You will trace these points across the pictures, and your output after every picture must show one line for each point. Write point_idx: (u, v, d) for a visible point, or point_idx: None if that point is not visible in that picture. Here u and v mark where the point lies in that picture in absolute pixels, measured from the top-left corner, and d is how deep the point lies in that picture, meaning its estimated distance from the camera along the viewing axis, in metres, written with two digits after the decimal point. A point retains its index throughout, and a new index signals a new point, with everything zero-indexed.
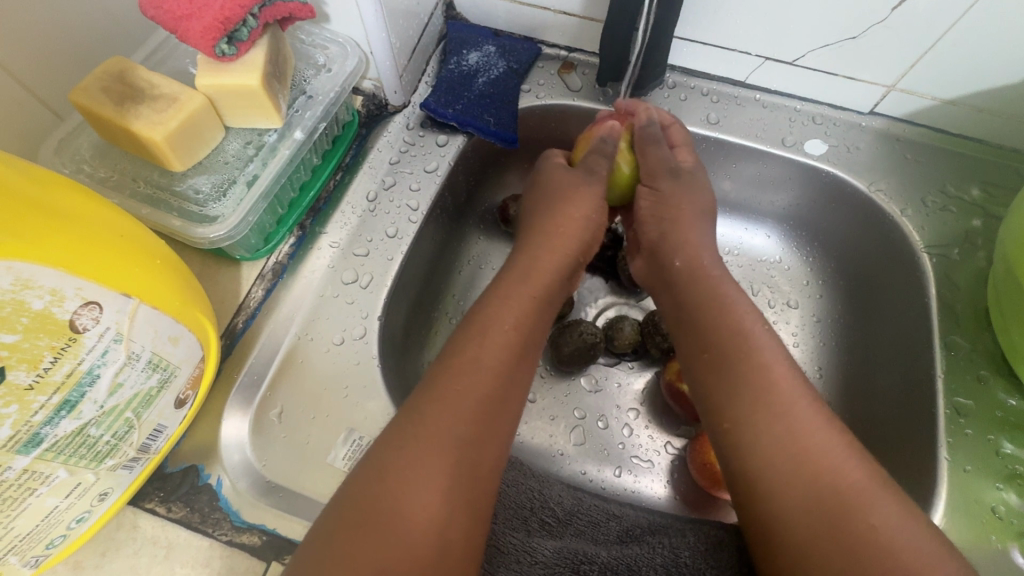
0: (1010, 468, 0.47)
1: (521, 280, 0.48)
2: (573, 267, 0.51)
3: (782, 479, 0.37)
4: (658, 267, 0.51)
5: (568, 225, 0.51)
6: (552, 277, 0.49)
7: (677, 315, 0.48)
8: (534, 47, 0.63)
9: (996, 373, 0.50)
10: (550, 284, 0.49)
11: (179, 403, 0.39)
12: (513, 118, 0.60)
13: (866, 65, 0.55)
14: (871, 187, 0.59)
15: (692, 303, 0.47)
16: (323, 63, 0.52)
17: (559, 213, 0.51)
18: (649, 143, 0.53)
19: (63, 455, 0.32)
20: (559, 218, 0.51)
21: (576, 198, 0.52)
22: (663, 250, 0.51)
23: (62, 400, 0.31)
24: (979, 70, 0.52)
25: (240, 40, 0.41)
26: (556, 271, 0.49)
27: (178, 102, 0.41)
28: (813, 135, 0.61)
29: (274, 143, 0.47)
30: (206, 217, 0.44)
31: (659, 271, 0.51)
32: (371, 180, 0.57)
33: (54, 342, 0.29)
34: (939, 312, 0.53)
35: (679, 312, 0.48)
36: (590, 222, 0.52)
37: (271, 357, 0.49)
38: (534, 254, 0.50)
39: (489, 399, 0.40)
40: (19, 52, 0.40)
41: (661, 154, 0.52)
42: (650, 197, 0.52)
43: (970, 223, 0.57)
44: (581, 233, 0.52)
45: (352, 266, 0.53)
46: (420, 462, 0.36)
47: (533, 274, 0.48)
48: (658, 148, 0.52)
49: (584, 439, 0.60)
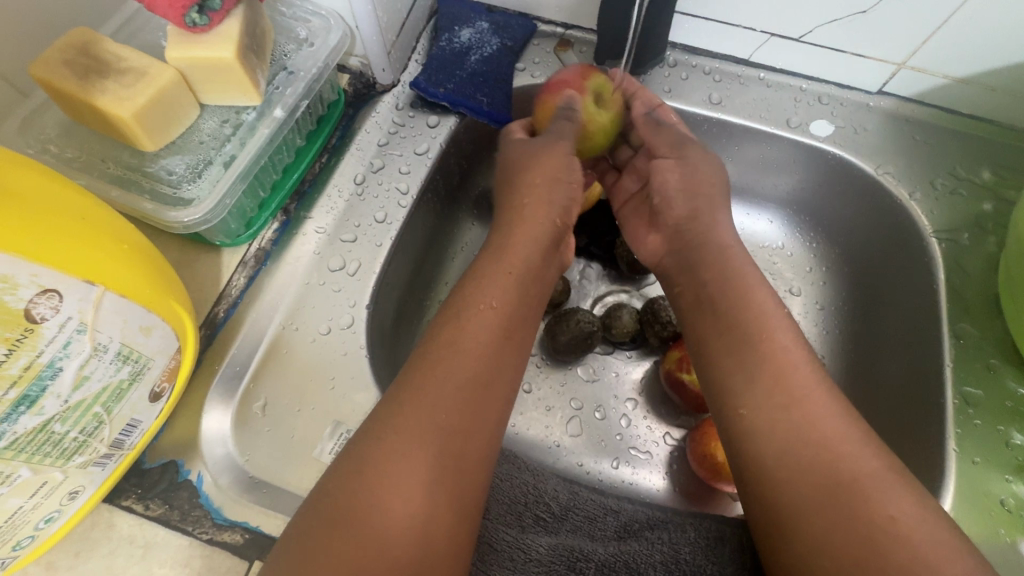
0: (1019, 460, 0.45)
1: (496, 257, 0.46)
2: (556, 241, 0.49)
3: (789, 471, 0.36)
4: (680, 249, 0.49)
5: (535, 193, 0.49)
6: (531, 250, 0.47)
7: (695, 298, 0.46)
8: (530, 24, 0.60)
9: (1007, 362, 0.49)
10: (529, 258, 0.46)
11: (155, 397, 0.37)
12: (508, 97, 0.57)
13: (876, 41, 0.52)
14: (878, 170, 0.57)
15: (717, 286, 0.44)
16: (306, 37, 0.49)
17: (524, 182, 0.50)
18: (654, 127, 0.52)
19: (25, 453, 0.30)
20: (526, 186, 0.49)
21: (551, 162, 0.49)
22: (691, 229, 0.49)
23: (21, 394, 0.29)
24: (995, 46, 0.49)
25: (213, 9, 0.39)
26: (531, 245, 0.47)
27: (147, 77, 0.39)
28: (820, 115, 0.58)
29: (253, 121, 0.44)
30: (180, 199, 0.41)
31: (679, 249, 0.49)
32: (359, 162, 0.54)
33: (8, 334, 0.27)
34: (947, 299, 0.52)
35: (698, 297, 0.45)
36: (562, 183, 0.50)
37: (253, 348, 0.47)
38: (508, 228, 0.48)
39: (475, 387, 0.38)
40: None
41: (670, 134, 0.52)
42: (676, 172, 0.51)
43: (981, 207, 0.55)
44: (555, 199, 0.50)
45: (339, 252, 0.51)
46: (406, 457, 0.34)
47: (507, 249, 0.47)
48: (665, 129, 0.52)
49: (580, 430, 0.58)
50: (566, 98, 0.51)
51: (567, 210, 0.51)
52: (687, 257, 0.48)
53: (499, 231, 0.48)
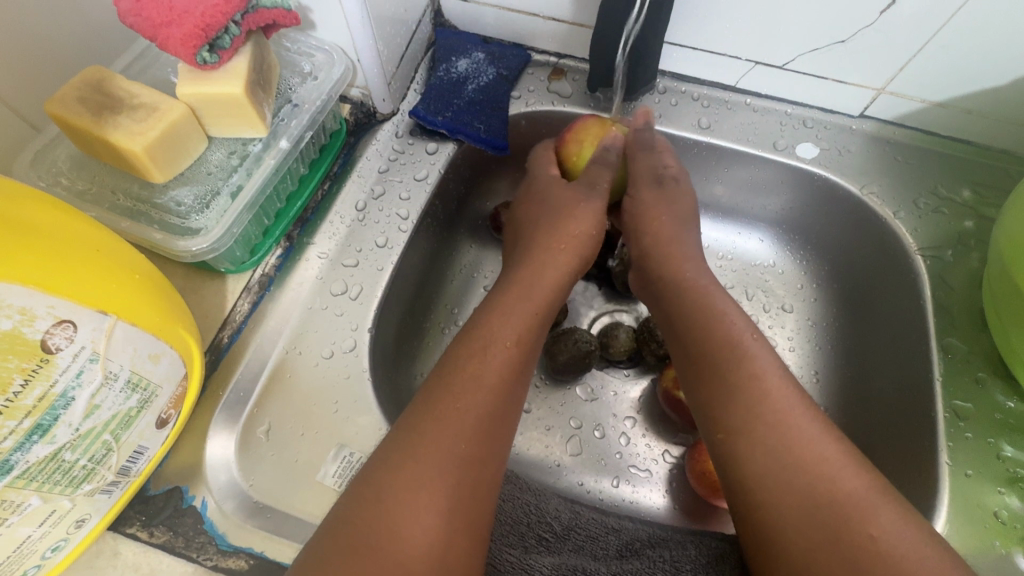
0: (1011, 472, 0.46)
1: (523, 296, 0.47)
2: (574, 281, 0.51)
3: (780, 487, 0.37)
4: (653, 275, 0.51)
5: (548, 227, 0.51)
6: (554, 295, 0.48)
7: (669, 329, 0.48)
8: (524, 54, 0.62)
9: (994, 375, 0.50)
10: (553, 300, 0.48)
11: (161, 423, 0.38)
12: (504, 124, 0.60)
13: (856, 68, 0.55)
14: (863, 190, 0.59)
15: (691, 312, 0.46)
16: (310, 70, 0.51)
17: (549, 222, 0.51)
18: (641, 150, 0.54)
19: (36, 481, 0.31)
20: (560, 233, 0.51)
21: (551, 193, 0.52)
22: (652, 262, 0.51)
23: (34, 424, 0.29)
24: (967, 72, 0.52)
25: (222, 48, 0.40)
26: (551, 284, 0.49)
27: (158, 112, 0.40)
28: (805, 138, 0.61)
29: (259, 152, 0.45)
30: (188, 229, 0.42)
31: (653, 276, 0.50)
32: (360, 189, 0.56)
33: (25, 364, 0.28)
34: (935, 314, 0.53)
35: (669, 332, 0.48)
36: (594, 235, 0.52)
37: (257, 373, 0.47)
38: (538, 267, 0.49)
39: (486, 415, 0.39)
40: None
41: (650, 161, 0.53)
42: (630, 206, 0.54)
43: (963, 224, 0.57)
44: (585, 251, 0.52)
45: (341, 276, 0.52)
46: (416, 480, 0.35)
47: (535, 290, 0.48)
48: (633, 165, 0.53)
49: (580, 449, 0.59)
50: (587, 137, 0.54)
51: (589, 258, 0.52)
52: (657, 287, 0.50)
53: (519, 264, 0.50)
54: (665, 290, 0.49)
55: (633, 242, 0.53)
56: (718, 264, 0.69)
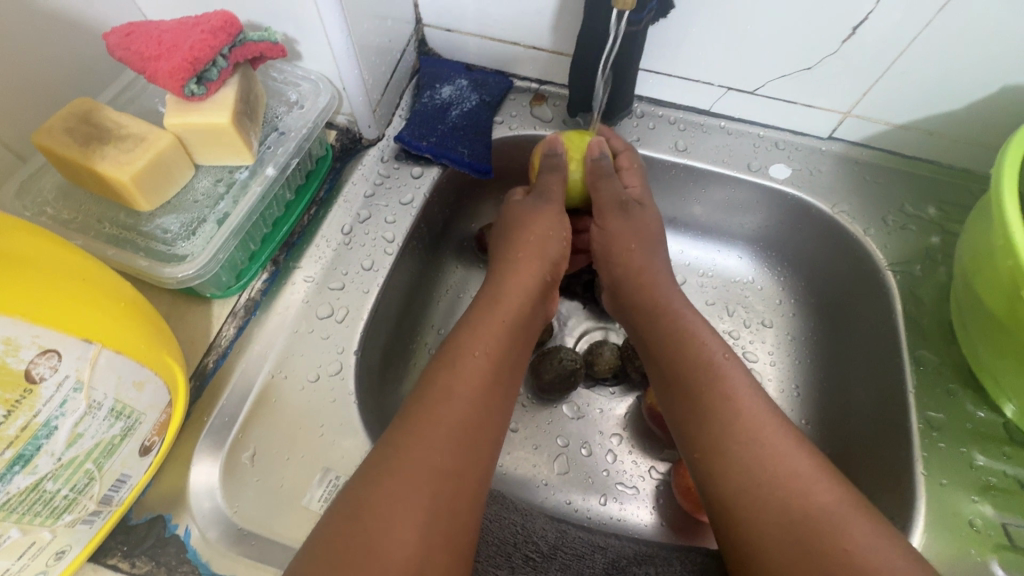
0: (984, 480, 0.48)
1: (488, 309, 0.47)
2: (545, 289, 0.51)
3: (759, 501, 0.37)
4: (630, 296, 0.52)
5: (528, 248, 0.52)
6: (524, 304, 0.49)
7: (645, 350, 0.49)
8: (506, 81, 0.64)
9: (965, 386, 0.52)
10: (516, 305, 0.48)
11: (145, 450, 0.37)
12: (487, 149, 0.61)
13: (823, 93, 0.58)
14: (834, 209, 0.61)
15: (665, 333, 0.47)
16: (296, 99, 0.52)
17: (523, 240, 0.52)
18: (601, 180, 0.54)
19: (16, 513, 0.31)
20: (518, 243, 0.52)
21: (535, 219, 0.53)
22: (629, 284, 0.53)
23: (16, 454, 0.29)
24: (926, 97, 0.55)
25: (210, 79, 0.41)
26: (529, 302, 0.49)
27: (145, 142, 0.41)
28: (777, 159, 0.63)
29: (245, 179, 0.46)
30: (174, 256, 0.43)
31: (631, 298, 0.52)
32: (346, 214, 0.57)
33: (8, 395, 0.28)
34: (906, 328, 0.55)
35: (648, 350, 0.49)
36: (554, 239, 0.53)
37: (243, 397, 0.47)
38: (501, 279, 0.50)
39: (462, 430, 0.39)
40: None
41: (613, 189, 0.54)
42: (599, 235, 0.55)
43: (930, 240, 0.59)
44: (546, 253, 0.52)
45: (327, 299, 0.52)
46: (397, 500, 0.35)
47: (504, 302, 0.48)
48: (608, 181, 0.54)
49: (567, 468, 0.59)
50: (546, 148, 0.54)
51: (557, 265, 0.53)
52: (635, 309, 0.51)
53: (494, 279, 0.51)
54: (646, 308, 0.50)
55: (611, 262, 0.54)
56: (698, 282, 0.71)
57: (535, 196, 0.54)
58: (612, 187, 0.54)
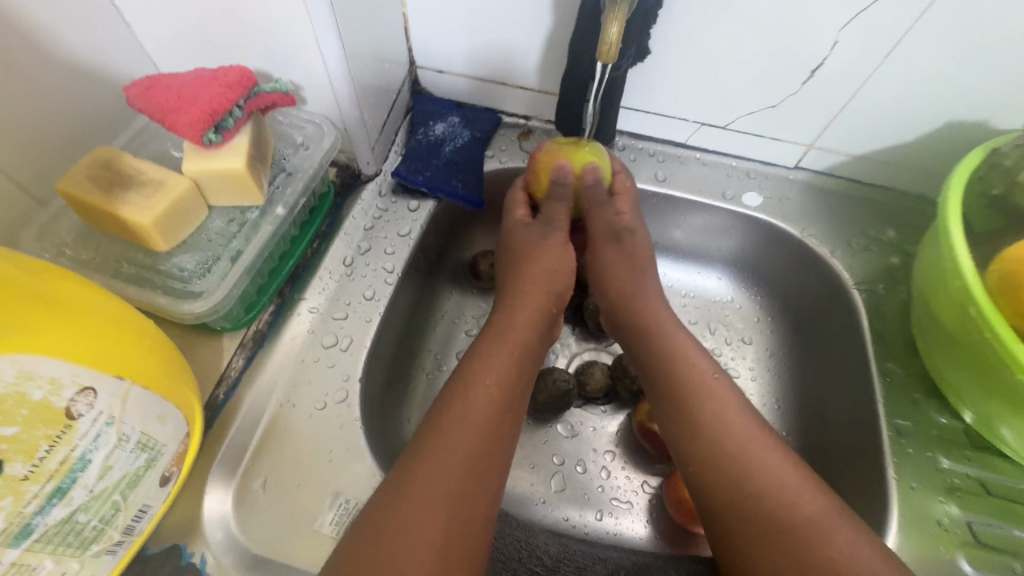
0: (949, 482, 0.52)
1: (497, 338, 0.50)
2: (550, 322, 0.55)
3: (750, 512, 0.41)
4: (624, 319, 0.55)
5: (535, 281, 0.55)
6: (529, 331, 0.52)
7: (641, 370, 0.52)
8: (495, 117, 0.69)
9: (929, 396, 0.56)
10: (523, 332, 0.51)
11: (164, 480, 0.39)
12: (479, 182, 0.65)
13: (788, 127, 0.63)
14: (803, 233, 0.66)
15: (661, 354, 0.50)
16: (302, 141, 0.55)
17: (529, 272, 0.55)
18: (597, 207, 0.57)
19: (51, 545, 0.32)
20: (525, 276, 0.55)
21: (546, 253, 0.56)
22: (621, 307, 0.55)
23: (55, 487, 0.31)
24: (879, 131, 0.61)
25: (227, 128, 0.44)
26: (533, 329, 0.52)
27: (164, 187, 0.43)
28: (749, 188, 0.68)
29: (256, 219, 0.49)
30: (190, 292, 0.45)
31: (626, 320, 0.55)
32: (347, 246, 0.60)
33: (51, 431, 0.30)
34: (872, 342, 0.60)
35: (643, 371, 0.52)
36: (562, 274, 0.56)
37: (252, 427, 0.49)
38: (510, 309, 0.53)
39: (474, 453, 0.42)
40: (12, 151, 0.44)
41: (606, 217, 0.57)
42: (592, 262, 0.58)
43: (890, 261, 0.64)
44: (554, 288, 0.55)
45: (331, 329, 0.55)
46: (415, 522, 0.38)
47: (510, 330, 0.51)
48: (603, 210, 0.57)
49: (563, 485, 0.62)
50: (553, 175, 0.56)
51: (561, 298, 0.56)
52: (630, 330, 0.54)
53: (502, 309, 0.53)
54: (641, 330, 0.53)
55: (605, 286, 0.57)
56: (681, 302, 0.75)
57: (546, 228, 0.57)
58: (606, 214, 0.57)
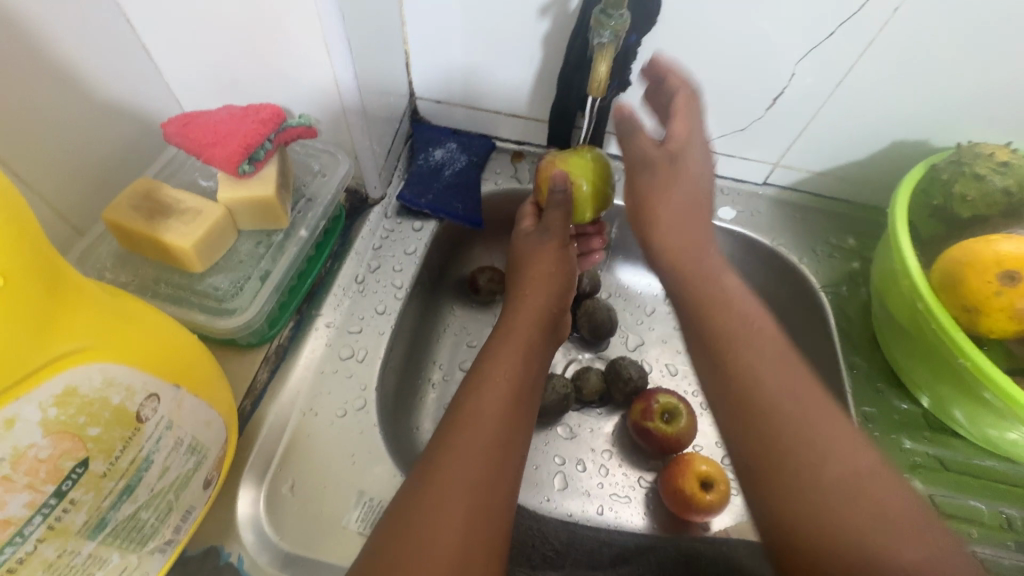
0: (911, 460, 0.58)
1: (504, 341, 0.54)
2: (556, 317, 0.60)
3: (811, 469, 0.38)
4: (669, 256, 0.50)
5: (534, 284, 0.59)
6: (533, 332, 0.56)
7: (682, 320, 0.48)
8: (489, 142, 0.75)
9: (891, 386, 0.63)
10: (528, 333, 0.55)
11: (206, 484, 0.42)
12: (478, 203, 0.70)
13: (755, 147, 0.70)
14: (774, 243, 0.73)
15: (707, 299, 0.46)
16: (319, 169, 0.60)
17: (527, 277, 0.60)
18: (630, 136, 0.53)
19: (118, 540, 0.36)
20: (524, 281, 0.60)
21: (539, 257, 0.61)
22: (668, 243, 0.50)
23: (125, 485, 0.35)
24: (835, 151, 0.68)
25: (258, 159, 0.49)
26: (535, 328, 0.56)
27: (202, 215, 0.48)
28: (724, 203, 0.75)
29: (281, 241, 0.53)
30: (225, 310, 0.49)
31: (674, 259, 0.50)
32: (358, 265, 0.64)
33: (124, 433, 0.34)
34: (839, 339, 0.66)
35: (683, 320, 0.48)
36: (559, 276, 0.60)
37: (278, 436, 0.53)
38: (511, 313, 0.57)
39: (491, 446, 0.46)
40: (58, 185, 0.48)
41: (641, 146, 0.52)
42: (631, 196, 0.54)
43: (851, 266, 0.72)
44: (552, 288, 0.60)
45: (347, 342, 0.59)
46: (441, 511, 0.41)
47: (515, 331, 0.55)
48: (637, 139, 0.52)
49: (565, 483, 0.66)
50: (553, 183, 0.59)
51: (563, 295, 0.61)
52: (672, 274, 0.50)
53: (506, 313, 0.58)
54: (681, 276, 0.49)
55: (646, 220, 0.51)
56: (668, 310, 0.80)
57: (540, 234, 0.61)
58: (642, 144, 0.52)
